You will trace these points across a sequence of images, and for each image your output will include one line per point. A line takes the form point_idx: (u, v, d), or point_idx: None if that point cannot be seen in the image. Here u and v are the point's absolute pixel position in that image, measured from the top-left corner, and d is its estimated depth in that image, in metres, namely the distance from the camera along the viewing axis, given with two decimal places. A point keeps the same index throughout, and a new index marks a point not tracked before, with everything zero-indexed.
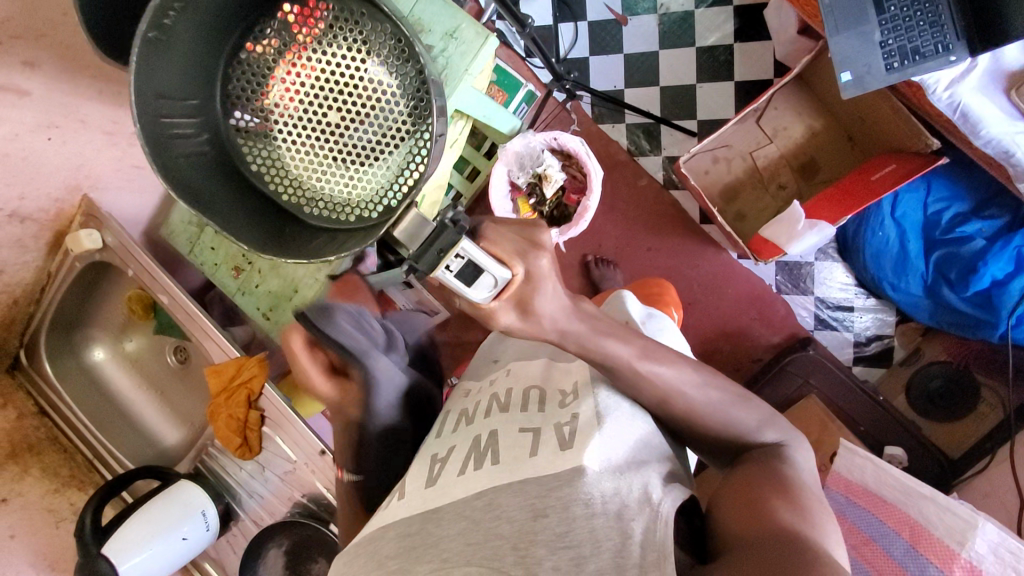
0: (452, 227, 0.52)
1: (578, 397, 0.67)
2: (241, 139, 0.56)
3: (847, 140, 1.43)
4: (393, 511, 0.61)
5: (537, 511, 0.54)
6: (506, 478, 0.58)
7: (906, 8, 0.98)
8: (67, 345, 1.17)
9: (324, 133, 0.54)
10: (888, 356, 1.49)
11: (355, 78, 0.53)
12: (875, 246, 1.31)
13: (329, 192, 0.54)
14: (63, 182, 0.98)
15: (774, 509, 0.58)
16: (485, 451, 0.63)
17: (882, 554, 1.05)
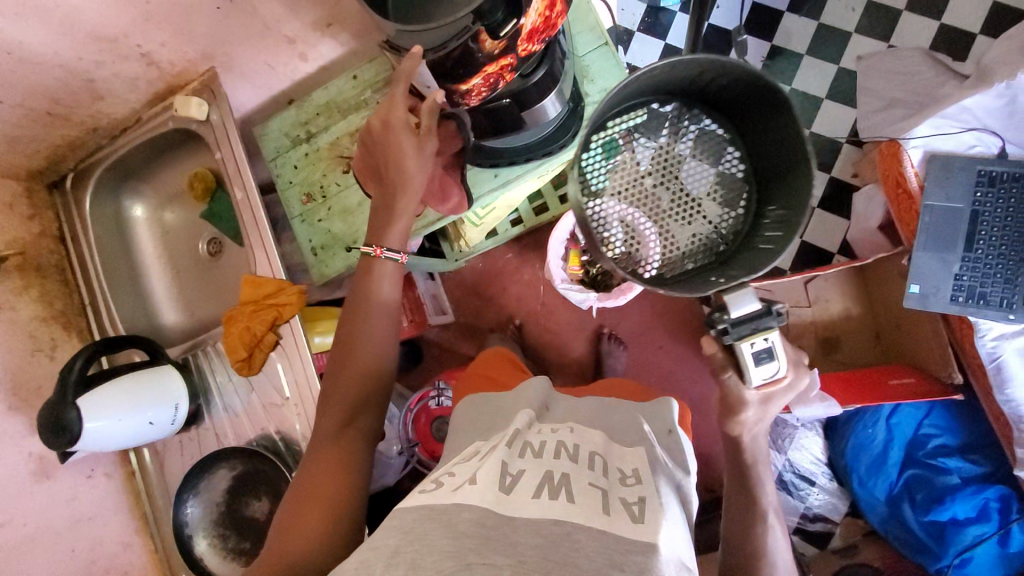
0: (770, 315, 0.68)
1: (636, 478, 0.79)
2: (595, 186, 0.67)
3: (873, 335, 1.53)
4: (471, 496, 0.69)
5: (613, 557, 0.61)
6: (581, 517, 0.68)
7: (991, 255, 1.07)
8: (113, 189, 1.15)
9: (662, 207, 0.69)
10: (826, 539, 1.55)
11: (706, 196, 0.70)
12: (860, 439, 1.37)
13: (639, 242, 0.68)
14: (203, 49, 0.98)
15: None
16: (557, 485, 0.73)
17: None
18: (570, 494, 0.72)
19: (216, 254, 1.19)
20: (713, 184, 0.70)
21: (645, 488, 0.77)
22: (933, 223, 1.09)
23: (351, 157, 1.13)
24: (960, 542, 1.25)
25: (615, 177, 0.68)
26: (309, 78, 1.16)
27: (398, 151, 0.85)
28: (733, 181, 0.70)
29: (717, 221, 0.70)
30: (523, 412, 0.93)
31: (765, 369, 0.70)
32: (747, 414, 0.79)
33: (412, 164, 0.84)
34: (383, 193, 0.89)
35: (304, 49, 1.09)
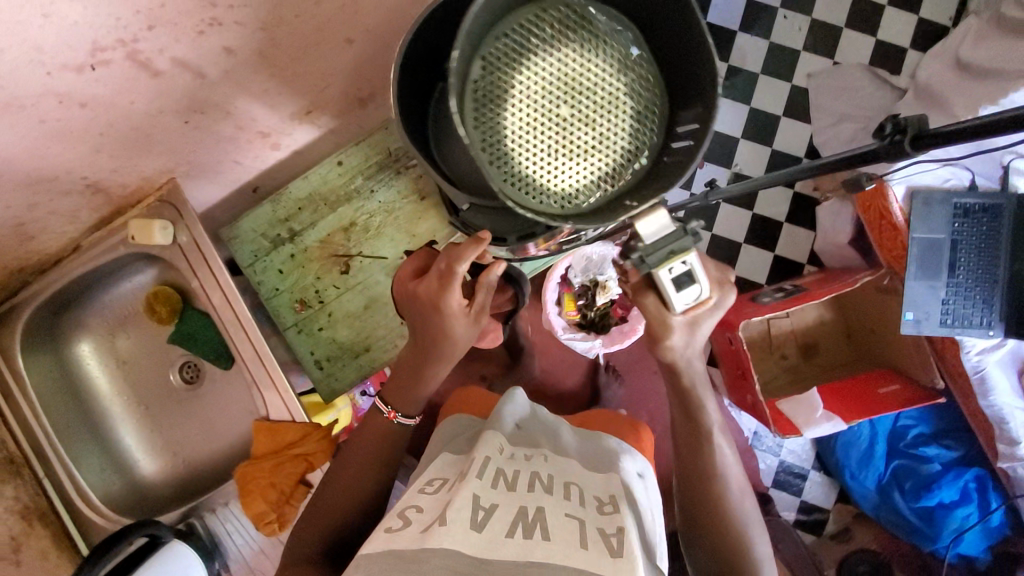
0: (689, 235, 0.54)
1: (615, 508, 0.65)
2: (490, 91, 0.51)
3: (845, 336, 1.63)
4: (441, 534, 0.55)
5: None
6: (558, 556, 0.53)
7: (971, 280, 1.16)
8: (51, 326, 0.94)
9: (568, 123, 0.52)
10: (820, 527, 1.63)
11: (618, 104, 0.52)
12: (848, 436, 1.49)
13: (542, 170, 0.52)
14: (162, 164, 0.81)
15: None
16: (533, 521, 0.59)
17: None
18: (547, 530, 0.58)
19: (194, 381, 1.01)
20: (630, 96, 0.53)
21: (625, 519, 0.63)
22: (921, 254, 1.16)
23: (349, 255, 1.00)
24: (950, 522, 1.40)
25: (509, 80, 0.51)
26: (281, 165, 0.99)
27: (445, 332, 0.68)
28: (647, 95, 0.53)
29: (637, 143, 0.53)
30: (494, 435, 0.77)
31: (686, 295, 0.57)
32: (675, 340, 0.67)
33: (460, 345, 0.70)
34: (414, 357, 0.72)
35: (278, 139, 0.92)
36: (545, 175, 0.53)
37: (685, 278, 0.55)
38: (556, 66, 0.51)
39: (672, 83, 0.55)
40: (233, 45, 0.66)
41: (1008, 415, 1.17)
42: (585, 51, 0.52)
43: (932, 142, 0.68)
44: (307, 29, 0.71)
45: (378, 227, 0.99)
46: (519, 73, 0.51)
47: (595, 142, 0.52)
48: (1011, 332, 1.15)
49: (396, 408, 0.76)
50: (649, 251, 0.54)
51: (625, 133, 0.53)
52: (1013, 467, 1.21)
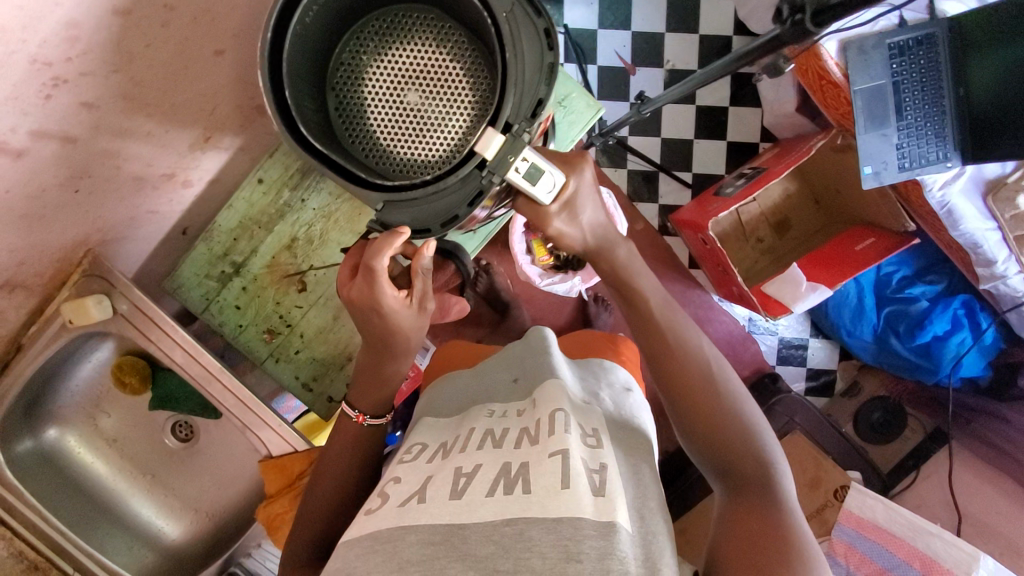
0: (518, 134, 0.57)
1: (597, 440, 0.66)
2: (344, 105, 0.62)
3: (813, 203, 1.63)
4: (420, 511, 0.57)
5: (569, 554, 0.50)
6: (536, 511, 0.54)
7: (920, 119, 1.15)
8: (25, 426, 0.90)
9: (407, 109, 0.60)
10: (831, 387, 1.70)
11: (445, 82, 0.60)
12: (836, 297, 1.53)
13: (400, 150, 0.61)
14: (72, 239, 0.76)
15: (774, 549, 0.52)
16: (515, 476, 0.59)
17: (865, 557, 1.15)
18: (529, 483, 0.58)
19: (191, 438, 1.00)
20: (453, 71, 0.61)
21: (607, 455, 0.63)
22: (865, 104, 1.14)
23: (302, 272, 0.96)
24: (947, 351, 1.43)
25: (355, 91, 0.62)
26: (201, 199, 0.93)
27: (390, 326, 0.67)
28: (467, 64, 0.61)
29: (469, 107, 0.60)
30: (483, 404, 0.80)
31: (545, 184, 0.60)
32: (561, 227, 0.65)
33: (413, 337, 0.69)
34: (370, 357, 0.71)
35: (187, 175, 0.86)
36: (406, 152, 0.61)
37: (535, 173, 0.58)
38: (386, 68, 0.61)
39: (482, 49, 0.61)
40: (92, 97, 0.61)
41: (980, 240, 1.18)
42: (409, 48, 0.61)
43: (829, 17, 0.72)
44: (168, 54, 0.64)
45: (321, 236, 0.95)
46: (363, 82, 0.62)
47: (444, 110, 0.60)
48: (969, 157, 1.13)
49: (364, 410, 0.73)
50: (495, 163, 0.57)
51: (456, 102, 0.60)
52: (996, 285, 1.24)
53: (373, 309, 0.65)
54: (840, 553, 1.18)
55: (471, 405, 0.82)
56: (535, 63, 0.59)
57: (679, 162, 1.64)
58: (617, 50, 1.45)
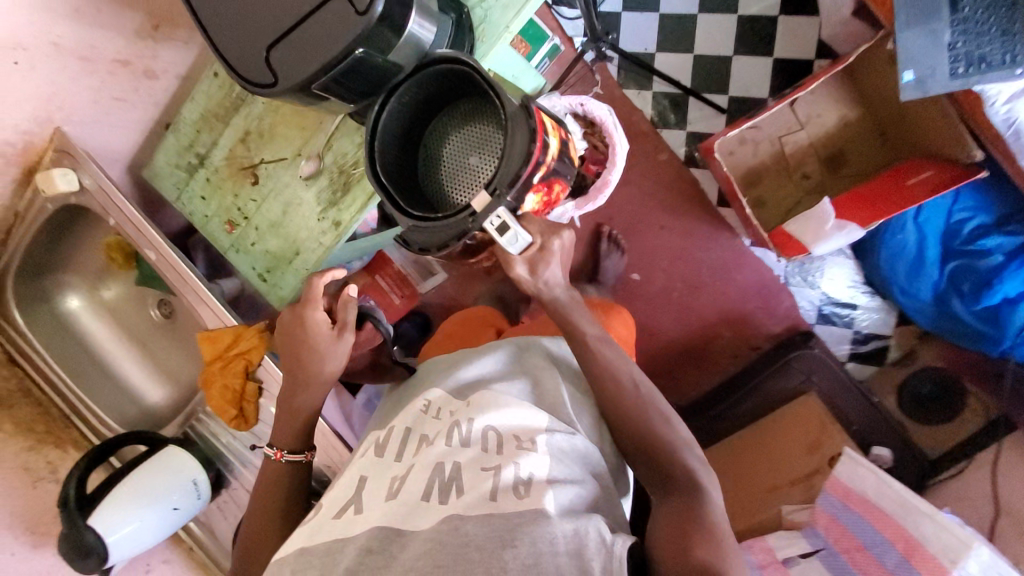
0: (497, 196, 0.65)
1: (532, 442, 0.57)
2: (427, 143, 0.75)
3: (877, 134, 1.36)
4: (354, 520, 0.54)
5: (505, 541, 0.47)
6: (465, 506, 0.51)
7: (981, 11, 0.90)
8: (37, 288, 1.06)
9: (464, 167, 0.72)
10: (882, 355, 1.47)
11: (493, 150, 0.71)
12: (892, 248, 1.28)
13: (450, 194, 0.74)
14: (33, 113, 0.85)
15: (699, 548, 0.52)
16: (450, 481, 0.55)
17: (849, 534, 1.01)
18: (461, 485, 0.54)
19: (170, 315, 1.11)
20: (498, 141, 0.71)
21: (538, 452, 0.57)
22: None
23: (254, 164, 1.00)
24: (1018, 317, 1.19)
25: (433, 139, 0.75)
26: (173, 94, 1.00)
27: (310, 349, 0.75)
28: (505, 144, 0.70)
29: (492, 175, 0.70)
30: (428, 390, 0.70)
31: (513, 239, 0.65)
32: (519, 271, 0.67)
33: (328, 364, 0.75)
34: (285, 387, 0.77)
35: (147, 66, 0.93)
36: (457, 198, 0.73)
37: (503, 227, 0.64)
38: (465, 129, 0.73)
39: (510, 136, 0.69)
40: None
41: None
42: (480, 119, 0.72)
43: None
44: None
45: (269, 129, 0.98)
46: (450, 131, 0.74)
47: (484, 172, 0.71)
48: None
49: (282, 446, 0.75)
50: (479, 215, 0.66)
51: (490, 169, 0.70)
52: None
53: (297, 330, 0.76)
54: (823, 525, 1.05)
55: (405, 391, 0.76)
56: (522, 150, 0.67)
57: (714, 84, 1.45)
58: None
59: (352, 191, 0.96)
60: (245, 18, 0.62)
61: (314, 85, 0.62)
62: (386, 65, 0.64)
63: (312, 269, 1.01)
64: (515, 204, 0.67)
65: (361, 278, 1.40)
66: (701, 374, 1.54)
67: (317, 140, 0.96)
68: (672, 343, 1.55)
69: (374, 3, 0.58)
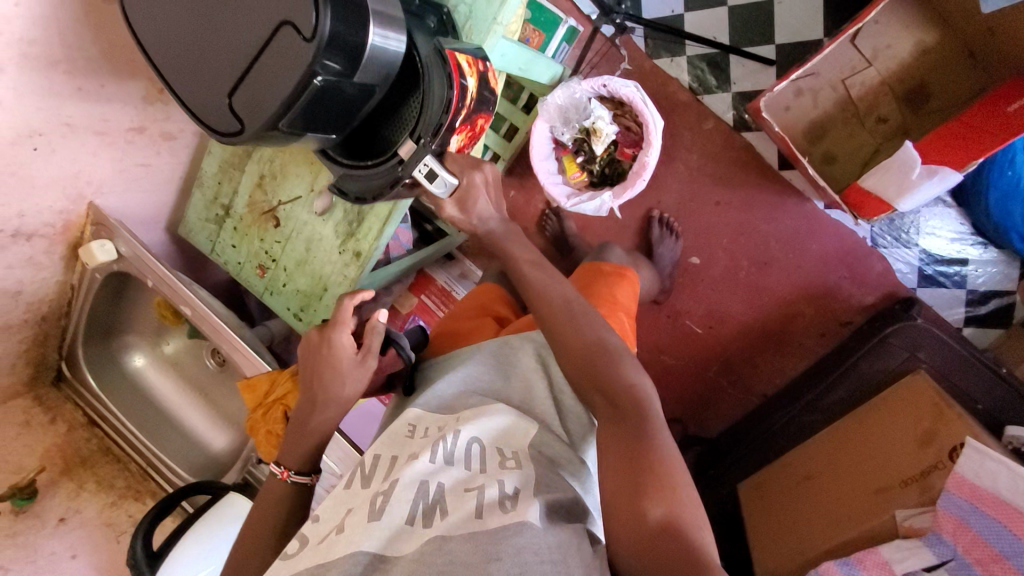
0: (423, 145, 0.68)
1: (516, 460, 0.57)
2: None
3: (967, 56, 1.14)
4: (337, 542, 0.50)
5: (489, 555, 0.46)
6: (452, 524, 0.49)
7: None
8: (105, 352, 1.13)
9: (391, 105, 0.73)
10: (1008, 316, 1.24)
11: (415, 88, 0.71)
12: (1002, 187, 1.07)
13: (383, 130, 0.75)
14: (64, 193, 0.88)
15: (646, 495, 0.50)
16: (434, 503, 0.52)
17: (979, 539, 0.85)
18: (447, 507, 0.51)
19: (223, 363, 1.13)
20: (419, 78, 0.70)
21: (524, 473, 0.55)
22: None
23: (273, 207, 1.00)
24: None
25: None
26: (194, 150, 1.03)
27: (334, 378, 0.67)
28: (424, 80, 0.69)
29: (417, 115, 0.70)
30: (407, 411, 0.64)
31: (441, 183, 0.69)
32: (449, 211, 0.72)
33: (348, 390, 0.67)
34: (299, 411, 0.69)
35: (163, 128, 0.95)
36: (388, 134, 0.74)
37: (432, 175, 0.68)
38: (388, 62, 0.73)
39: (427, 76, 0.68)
40: None
41: None
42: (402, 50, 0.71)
43: None
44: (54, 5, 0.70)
45: (281, 169, 0.97)
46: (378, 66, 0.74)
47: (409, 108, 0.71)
48: None
49: (289, 466, 0.67)
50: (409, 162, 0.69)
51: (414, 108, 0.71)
52: None
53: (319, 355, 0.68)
54: (948, 531, 0.88)
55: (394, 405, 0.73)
56: (442, 95, 0.67)
57: (757, 35, 1.28)
58: None
59: (366, 220, 0.93)
60: (203, 65, 0.59)
61: (281, 122, 0.57)
62: (351, 85, 0.59)
63: None
64: (441, 150, 0.70)
65: (410, 300, 1.43)
66: (787, 360, 1.38)
67: (326, 173, 0.95)
68: (747, 328, 1.40)
69: (321, 21, 0.53)
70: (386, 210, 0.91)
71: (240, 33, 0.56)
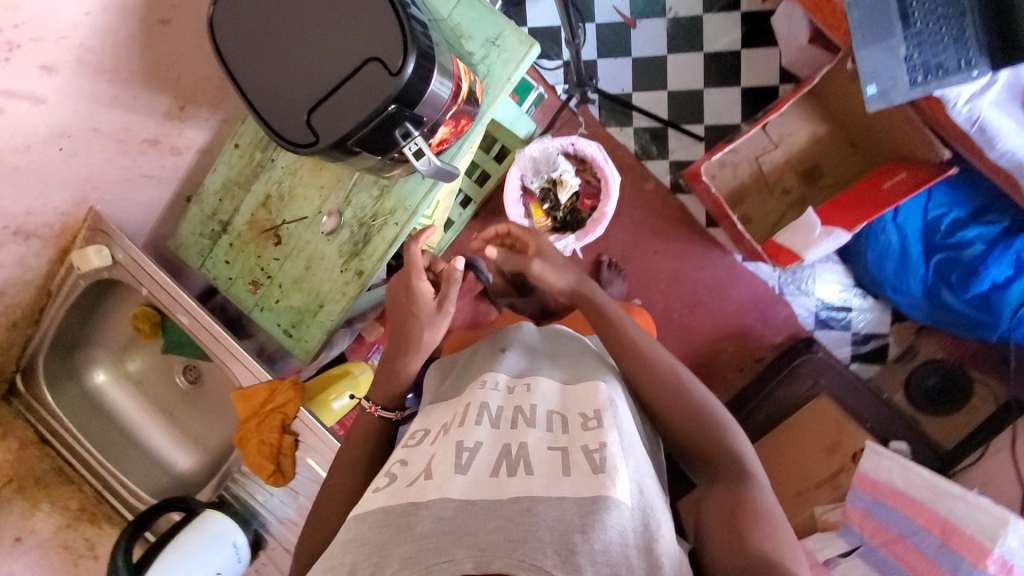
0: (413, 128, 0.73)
1: (600, 422, 0.59)
2: None
3: (849, 146, 1.46)
4: (427, 487, 0.53)
5: (575, 525, 0.47)
6: (539, 490, 0.51)
7: (932, 24, 1.02)
8: (67, 367, 1.09)
9: None
10: (883, 353, 1.51)
11: None
12: (877, 249, 1.36)
13: None
14: (69, 195, 0.91)
15: (751, 534, 0.54)
16: (518, 460, 0.55)
17: (883, 525, 1.04)
18: (531, 466, 0.54)
19: (197, 380, 1.12)
20: None
21: (607, 433, 0.58)
22: (864, 16, 1.03)
23: (276, 226, 1.05)
24: (1008, 302, 1.27)
25: None
26: (194, 167, 1.07)
27: (417, 321, 0.76)
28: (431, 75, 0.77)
29: None
30: (488, 371, 0.70)
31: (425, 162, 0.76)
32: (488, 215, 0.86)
33: (427, 333, 0.76)
34: (390, 350, 0.78)
35: (173, 143, 0.99)
36: None
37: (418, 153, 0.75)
38: None
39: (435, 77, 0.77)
40: (50, 62, 0.75)
41: None
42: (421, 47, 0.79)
43: None
44: (113, 21, 0.78)
45: (289, 191, 1.04)
46: None
47: None
48: (999, 60, 1.00)
49: (376, 402, 0.76)
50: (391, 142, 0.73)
51: None
52: None
53: (401, 298, 0.77)
54: (857, 523, 1.08)
55: (466, 366, 0.77)
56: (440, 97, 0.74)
57: (691, 116, 1.55)
58: (614, 6, 1.54)
59: (372, 241, 1.01)
60: (285, 90, 0.69)
61: (351, 141, 0.69)
62: (410, 118, 0.70)
63: (336, 319, 1.04)
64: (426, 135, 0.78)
65: (376, 329, 1.37)
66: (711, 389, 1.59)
67: (335, 197, 1.02)
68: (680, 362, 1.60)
69: (404, 66, 0.65)
70: (393, 233, 0.99)
71: (328, 66, 0.67)
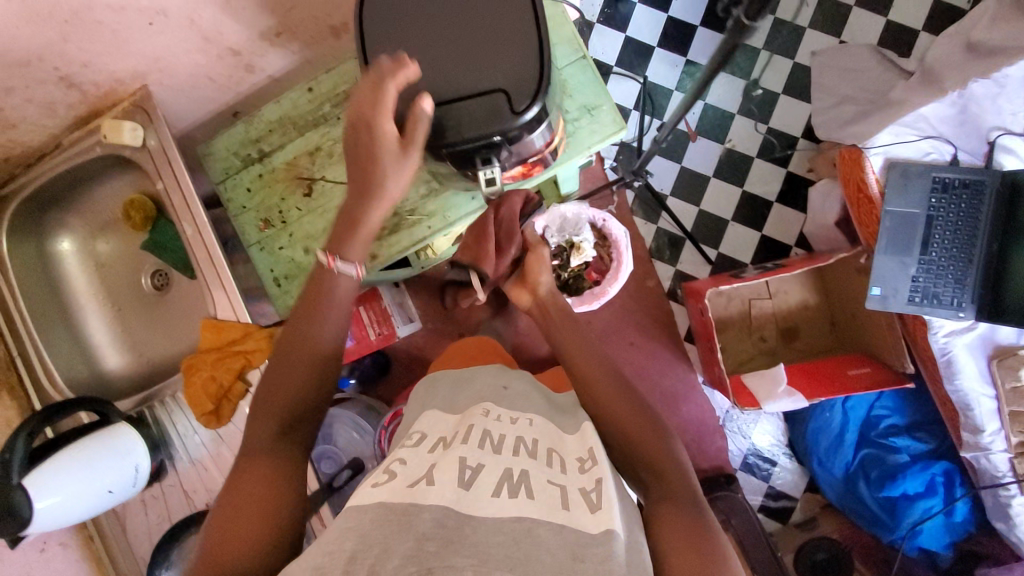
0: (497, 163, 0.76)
1: (593, 465, 0.64)
2: None
3: (829, 324, 1.59)
4: (428, 492, 0.55)
5: (576, 554, 0.49)
6: (542, 514, 0.54)
7: (944, 259, 1.15)
8: (37, 221, 1.02)
9: None
10: (787, 515, 1.62)
11: None
12: (819, 421, 1.47)
13: None
14: (131, 66, 0.88)
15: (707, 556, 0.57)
16: (518, 483, 0.57)
17: None
18: (532, 491, 0.57)
19: (163, 288, 1.07)
20: None
21: (602, 472, 0.62)
22: (893, 228, 1.15)
23: (312, 178, 1.04)
24: (910, 514, 1.38)
25: None
26: (258, 89, 1.04)
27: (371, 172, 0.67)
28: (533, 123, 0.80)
29: None
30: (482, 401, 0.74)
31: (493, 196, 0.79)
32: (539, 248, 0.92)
33: (385, 186, 0.68)
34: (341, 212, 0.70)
35: (252, 62, 0.97)
36: None
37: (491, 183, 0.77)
38: None
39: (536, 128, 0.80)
40: None
41: (973, 401, 1.16)
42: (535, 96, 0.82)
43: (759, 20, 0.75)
44: None
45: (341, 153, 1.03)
46: None
47: None
48: (983, 316, 1.13)
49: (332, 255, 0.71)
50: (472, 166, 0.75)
51: None
52: (977, 457, 1.19)
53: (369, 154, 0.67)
54: None
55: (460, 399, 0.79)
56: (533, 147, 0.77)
57: (709, 238, 1.65)
58: (685, 116, 1.63)
59: (399, 233, 1.01)
60: (408, 76, 0.70)
61: (446, 149, 0.70)
62: (503, 154, 0.73)
63: None
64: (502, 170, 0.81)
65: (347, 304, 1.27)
66: None
67: None
68: None
69: (527, 110, 0.68)
70: (422, 235, 1.00)
71: (458, 76, 0.69)
